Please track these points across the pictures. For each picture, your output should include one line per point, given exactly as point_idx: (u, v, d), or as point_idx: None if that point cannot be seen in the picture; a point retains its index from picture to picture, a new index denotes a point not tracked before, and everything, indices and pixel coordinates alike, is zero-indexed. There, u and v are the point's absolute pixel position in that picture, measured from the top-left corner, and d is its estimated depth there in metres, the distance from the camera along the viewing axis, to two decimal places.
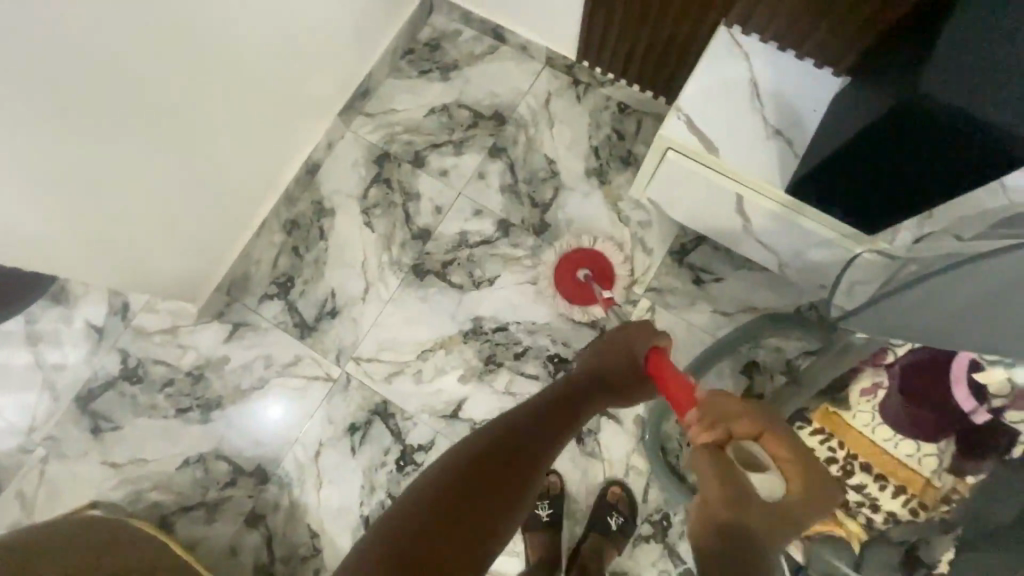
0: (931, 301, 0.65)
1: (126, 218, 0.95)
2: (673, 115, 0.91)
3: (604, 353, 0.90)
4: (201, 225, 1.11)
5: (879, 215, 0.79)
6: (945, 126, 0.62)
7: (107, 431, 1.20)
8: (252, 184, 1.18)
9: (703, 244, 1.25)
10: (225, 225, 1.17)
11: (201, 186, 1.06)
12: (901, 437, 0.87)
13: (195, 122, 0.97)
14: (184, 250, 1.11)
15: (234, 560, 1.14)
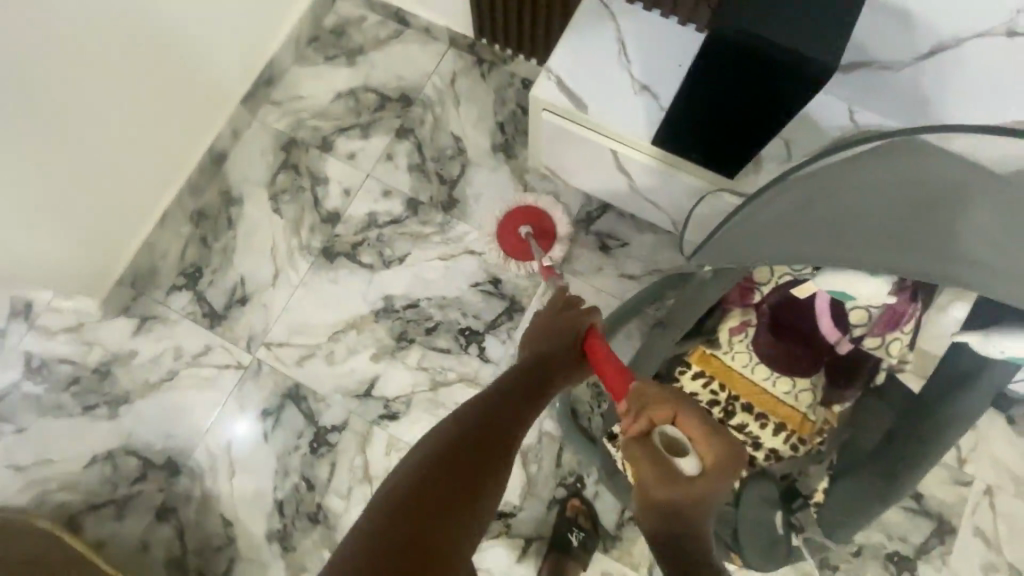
0: (777, 216, 0.63)
1: (29, 180, 0.95)
2: (543, 77, 0.93)
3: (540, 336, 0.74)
4: (92, 224, 1.10)
5: (734, 157, 0.82)
6: (758, 56, 0.64)
7: (10, 434, 1.17)
8: (145, 182, 1.17)
9: (609, 211, 1.27)
10: (120, 223, 1.16)
11: (83, 184, 1.04)
12: (777, 375, 0.88)
13: (113, 95, 1.01)
14: (75, 249, 1.09)
15: (146, 555, 1.12)
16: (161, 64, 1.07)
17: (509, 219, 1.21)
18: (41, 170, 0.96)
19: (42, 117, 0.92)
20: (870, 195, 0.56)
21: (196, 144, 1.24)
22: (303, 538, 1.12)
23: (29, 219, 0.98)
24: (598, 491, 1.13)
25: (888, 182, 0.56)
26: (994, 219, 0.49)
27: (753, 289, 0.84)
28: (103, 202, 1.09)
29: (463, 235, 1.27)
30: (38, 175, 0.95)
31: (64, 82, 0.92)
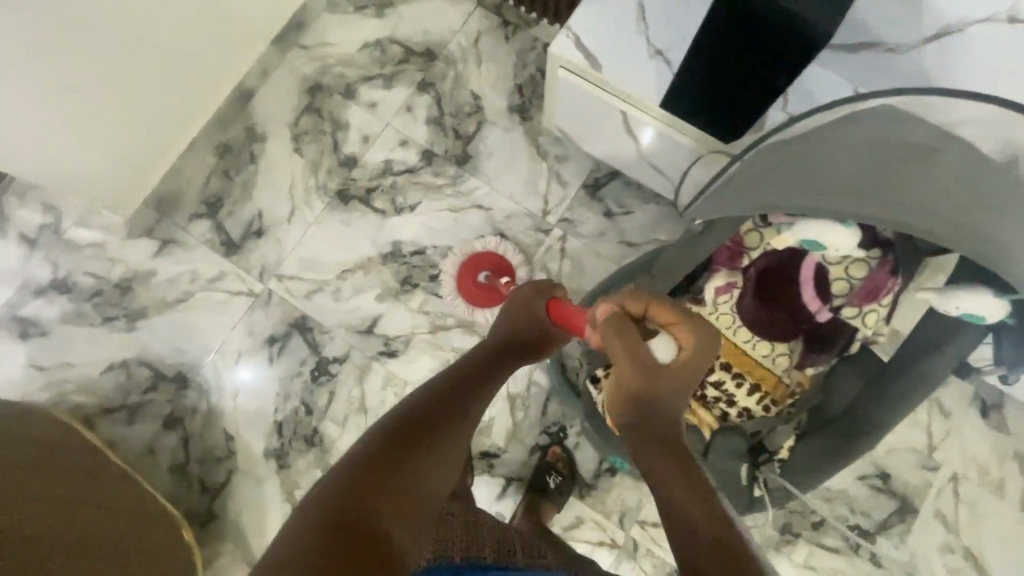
0: (771, 167, 0.70)
1: (72, 92, 1.00)
2: (561, 34, 0.96)
3: (508, 313, 0.84)
4: (128, 136, 1.15)
5: (735, 123, 0.86)
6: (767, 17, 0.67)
7: (35, 336, 1.25)
8: (178, 103, 1.21)
9: (616, 179, 1.31)
10: (152, 141, 1.21)
11: (124, 95, 1.09)
12: (757, 338, 0.92)
13: (154, 19, 1.06)
14: (110, 161, 1.14)
15: (152, 458, 1.20)
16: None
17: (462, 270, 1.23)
18: (84, 75, 1.00)
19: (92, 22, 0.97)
20: (851, 150, 0.64)
21: (226, 79, 1.29)
22: (299, 458, 1.19)
23: (68, 130, 1.04)
24: (580, 441, 1.18)
25: (875, 140, 0.63)
26: (952, 174, 0.59)
27: (742, 254, 0.88)
28: (138, 117, 1.14)
29: (474, 189, 1.31)
30: (82, 79, 1.00)
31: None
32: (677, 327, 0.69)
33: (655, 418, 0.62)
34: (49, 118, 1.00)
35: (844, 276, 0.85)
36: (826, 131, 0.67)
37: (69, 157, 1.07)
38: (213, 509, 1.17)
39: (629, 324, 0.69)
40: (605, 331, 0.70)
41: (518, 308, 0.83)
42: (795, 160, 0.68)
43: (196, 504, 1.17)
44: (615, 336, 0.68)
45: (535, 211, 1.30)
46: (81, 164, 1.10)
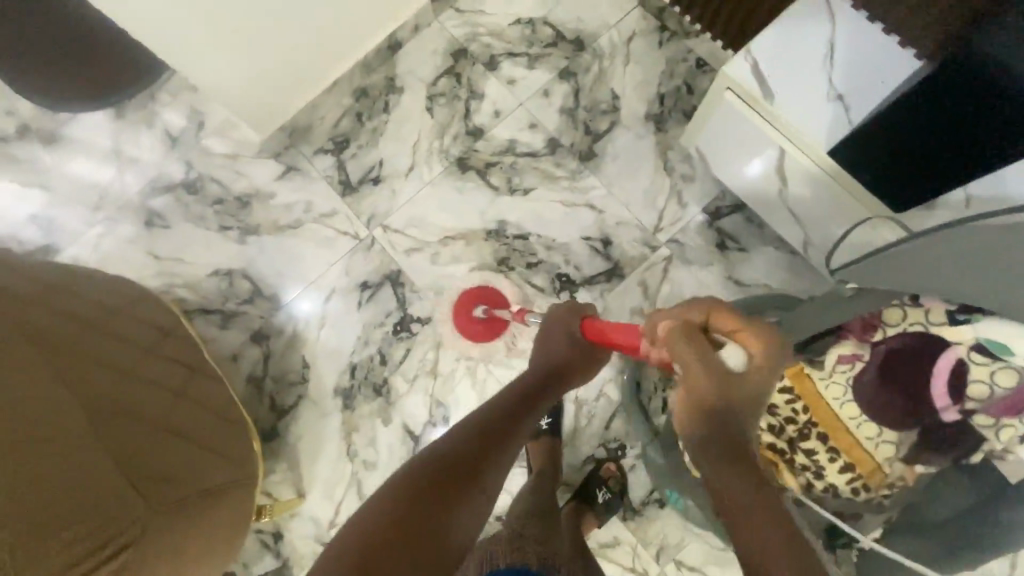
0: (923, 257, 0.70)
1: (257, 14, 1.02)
2: (740, 56, 0.92)
3: (546, 344, 0.92)
4: (275, 52, 1.13)
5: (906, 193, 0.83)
6: None
7: (159, 226, 1.35)
8: (327, 31, 1.20)
9: (739, 212, 1.26)
10: (291, 62, 1.19)
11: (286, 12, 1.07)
12: (865, 419, 0.87)
13: None
14: (251, 72, 1.13)
15: (234, 366, 1.27)
16: None
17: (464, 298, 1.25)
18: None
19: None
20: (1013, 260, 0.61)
21: (380, 26, 1.31)
22: (364, 403, 1.23)
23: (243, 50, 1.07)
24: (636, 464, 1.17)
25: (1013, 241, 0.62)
26: None
27: (877, 327, 0.84)
28: (289, 36, 1.13)
29: (591, 189, 1.30)
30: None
31: None
32: (744, 335, 0.64)
33: (730, 421, 0.59)
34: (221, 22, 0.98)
35: (987, 380, 0.78)
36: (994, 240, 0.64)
37: (222, 65, 1.06)
38: (277, 428, 1.23)
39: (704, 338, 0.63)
40: (670, 341, 0.65)
41: (556, 334, 0.92)
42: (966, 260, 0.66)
43: (264, 419, 1.24)
44: (685, 343, 0.63)
45: (647, 225, 1.27)
46: (233, 77, 1.11)
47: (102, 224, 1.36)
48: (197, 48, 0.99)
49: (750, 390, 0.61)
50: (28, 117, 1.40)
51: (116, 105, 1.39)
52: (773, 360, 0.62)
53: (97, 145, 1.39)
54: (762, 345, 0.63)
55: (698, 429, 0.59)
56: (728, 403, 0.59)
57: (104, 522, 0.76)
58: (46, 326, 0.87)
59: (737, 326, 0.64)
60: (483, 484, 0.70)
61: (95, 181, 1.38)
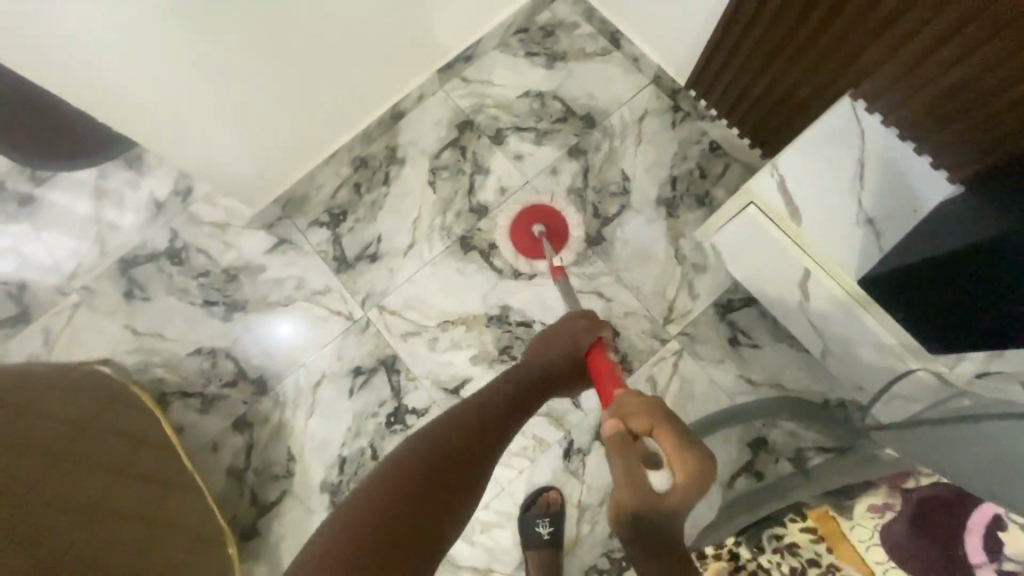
0: None
1: (250, 101, 0.98)
2: (766, 172, 0.87)
3: (545, 349, 0.88)
4: (269, 133, 1.07)
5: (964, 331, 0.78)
6: None
7: (138, 298, 1.27)
8: (326, 111, 1.15)
9: (752, 306, 1.21)
10: (290, 141, 1.14)
11: (287, 96, 1.03)
12: (893, 566, 0.82)
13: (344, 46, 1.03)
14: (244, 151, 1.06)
15: (213, 455, 1.18)
16: (395, 29, 1.08)
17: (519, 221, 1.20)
18: (262, 68, 0.94)
19: (297, 14, 0.91)
20: None
21: (384, 100, 1.26)
22: None
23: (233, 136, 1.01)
24: None
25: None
26: None
27: (909, 475, 0.81)
28: (287, 117, 1.07)
29: (599, 275, 1.24)
30: (262, 67, 0.94)
31: (312, 28, 0.95)
32: (675, 460, 0.63)
33: (647, 524, 0.61)
34: (215, 106, 0.93)
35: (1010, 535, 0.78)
36: None
37: (208, 141, 0.99)
38: (258, 525, 1.15)
39: (631, 449, 0.66)
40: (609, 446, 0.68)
41: (558, 343, 0.88)
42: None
43: (243, 515, 1.15)
44: (618, 455, 0.66)
45: (656, 316, 1.22)
46: (223, 158, 1.05)
47: (78, 293, 1.28)
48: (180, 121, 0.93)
49: (672, 515, 0.61)
50: (4, 175, 1.31)
51: (99, 167, 1.31)
52: (692, 488, 0.61)
53: (78, 207, 1.31)
54: (688, 475, 0.61)
55: (627, 526, 0.61)
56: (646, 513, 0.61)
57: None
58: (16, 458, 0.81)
59: (674, 451, 0.63)
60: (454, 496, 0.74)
61: (72, 246, 1.29)
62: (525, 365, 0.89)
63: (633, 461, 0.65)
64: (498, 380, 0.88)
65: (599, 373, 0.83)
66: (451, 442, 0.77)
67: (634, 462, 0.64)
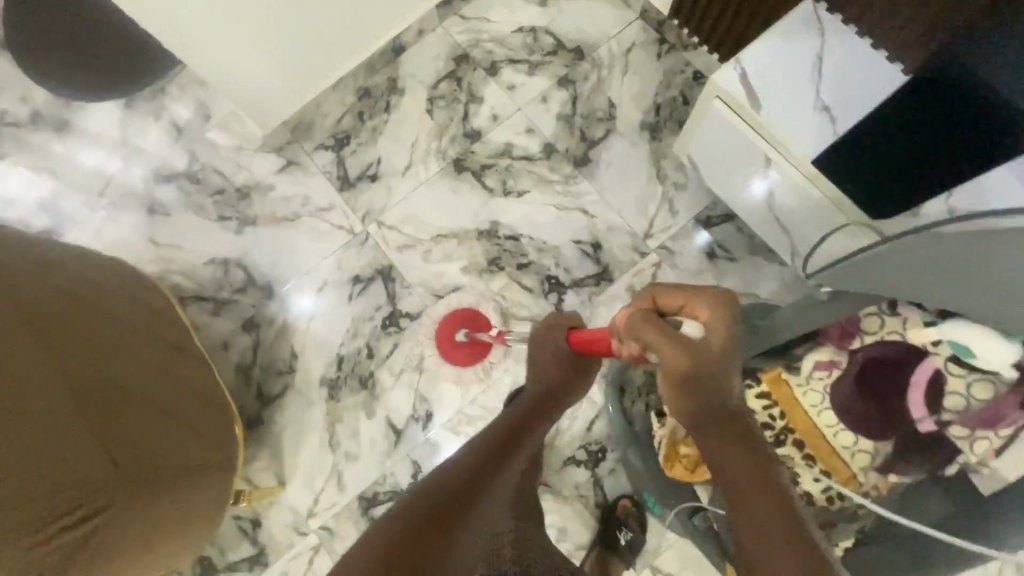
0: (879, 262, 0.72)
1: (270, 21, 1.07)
2: (730, 67, 0.93)
3: (539, 368, 0.91)
4: (284, 56, 1.18)
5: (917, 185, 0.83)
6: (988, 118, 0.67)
7: (160, 214, 1.38)
8: (340, 30, 1.23)
9: (729, 223, 1.27)
10: (305, 59, 1.23)
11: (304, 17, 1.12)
12: (843, 428, 0.87)
13: None
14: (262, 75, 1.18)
15: (223, 352, 1.28)
16: None
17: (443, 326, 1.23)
18: None
19: None
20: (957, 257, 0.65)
21: (387, 29, 1.34)
22: (349, 395, 1.24)
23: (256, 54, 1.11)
24: (615, 467, 1.18)
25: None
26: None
27: (855, 335, 0.85)
28: (299, 38, 1.16)
29: (584, 194, 1.31)
30: None
31: None
32: (694, 307, 0.67)
33: (701, 388, 0.62)
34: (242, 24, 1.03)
35: (963, 391, 0.79)
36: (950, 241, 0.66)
37: (236, 60, 1.10)
38: (262, 415, 1.25)
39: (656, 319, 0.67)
40: (632, 328, 0.67)
41: (548, 357, 0.91)
42: (935, 250, 0.67)
43: (249, 406, 1.25)
44: (642, 328, 0.66)
45: (637, 231, 1.29)
46: (246, 76, 1.15)
47: (106, 210, 1.39)
48: (203, 42, 1.03)
49: (721, 352, 0.63)
50: (40, 105, 1.43)
51: (126, 97, 1.43)
52: (721, 321, 0.65)
53: (108, 134, 1.43)
54: (711, 305, 0.66)
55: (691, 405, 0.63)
56: (702, 374, 0.62)
57: (115, 483, 0.82)
58: (62, 308, 0.91)
59: (687, 297, 0.68)
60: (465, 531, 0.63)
61: (101, 168, 1.41)
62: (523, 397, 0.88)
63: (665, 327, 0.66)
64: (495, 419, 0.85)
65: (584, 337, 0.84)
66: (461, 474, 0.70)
67: (662, 326, 0.66)
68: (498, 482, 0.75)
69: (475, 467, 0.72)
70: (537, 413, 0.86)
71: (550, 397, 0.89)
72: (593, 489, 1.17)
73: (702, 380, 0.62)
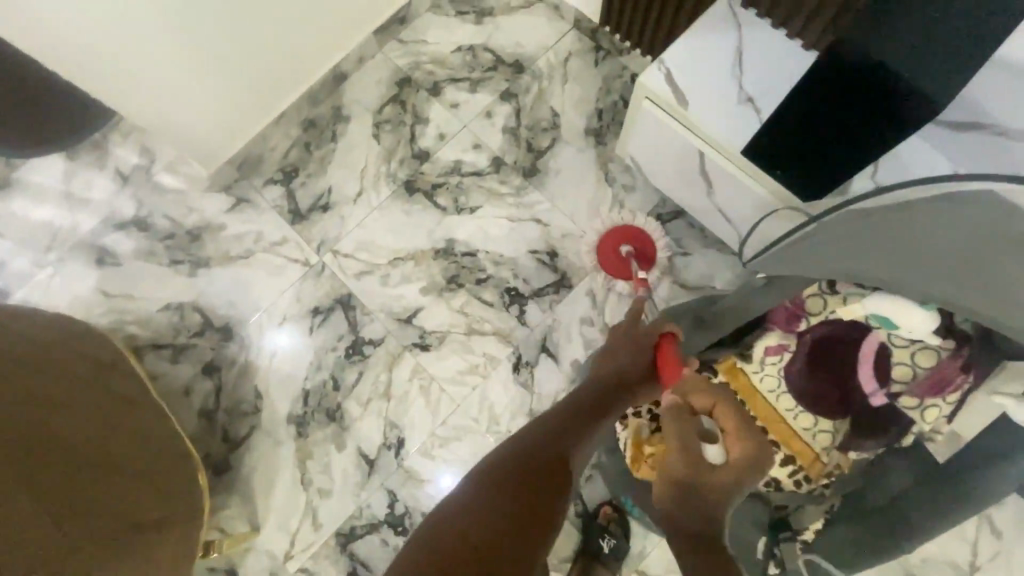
0: (844, 242, 0.70)
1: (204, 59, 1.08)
2: (654, 67, 0.96)
3: (618, 352, 0.87)
4: (223, 96, 1.18)
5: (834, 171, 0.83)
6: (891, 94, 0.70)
7: (109, 264, 1.35)
8: (278, 66, 1.24)
9: (680, 218, 1.29)
10: (246, 98, 1.23)
11: (239, 54, 1.13)
12: (801, 409, 0.87)
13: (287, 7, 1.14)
14: (199, 115, 1.17)
15: (185, 399, 1.25)
16: None
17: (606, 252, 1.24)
18: (214, 28, 1.05)
19: None
20: (942, 241, 0.61)
21: (327, 60, 1.35)
22: (318, 429, 1.22)
23: (194, 93, 1.11)
24: (591, 475, 1.17)
25: (990, 232, 0.57)
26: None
27: (801, 317, 0.86)
28: (236, 74, 1.17)
29: (536, 203, 1.32)
30: (212, 28, 1.04)
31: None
32: (732, 438, 0.67)
33: (697, 500, 0.64)
34: (178, 62, 1.04)
35: (909, 361, 0.81)
36: (922, 223, 0.63)
37: (173, 101, 1.10)
38: (230, 459, 1.22)
39: (690, 420, 0.69)
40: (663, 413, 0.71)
41: (629, 343, 0.87)
42: (894, 233, 0.65)
43: (216, 452, 1.22)
44: (673, 421, 0.69)
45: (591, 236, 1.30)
46: (185, 118, 1.15)
47: (53, 265, 1.36)
48: (136, 83, 1.03)
49: (719, 492, 0.64)
50: None
51: (68, 149, 1.40)
52: (746, 461, 0.65)
53: (50, 189, 1.40)
54: (747, 446, 0.66)
55: (674, 496, 0.65)
56: (698, 486, 0.64)
57: None
58: None
59: (734, 426, 0.68)
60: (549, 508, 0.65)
61: (45, 224, 1.38)
62: (602, 372, 0.85)
63: (690, 432, 0.67)
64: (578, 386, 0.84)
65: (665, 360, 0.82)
66: (545, 440, 0.72)
67: (689, 429, 0.67)
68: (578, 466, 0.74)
69: (557, 435, 0.74)
70: (615, 388, 0.82)
71: (636, 382, 0.83)
72: (572, 499, 1.16)
73: (696, 497, 0.64)
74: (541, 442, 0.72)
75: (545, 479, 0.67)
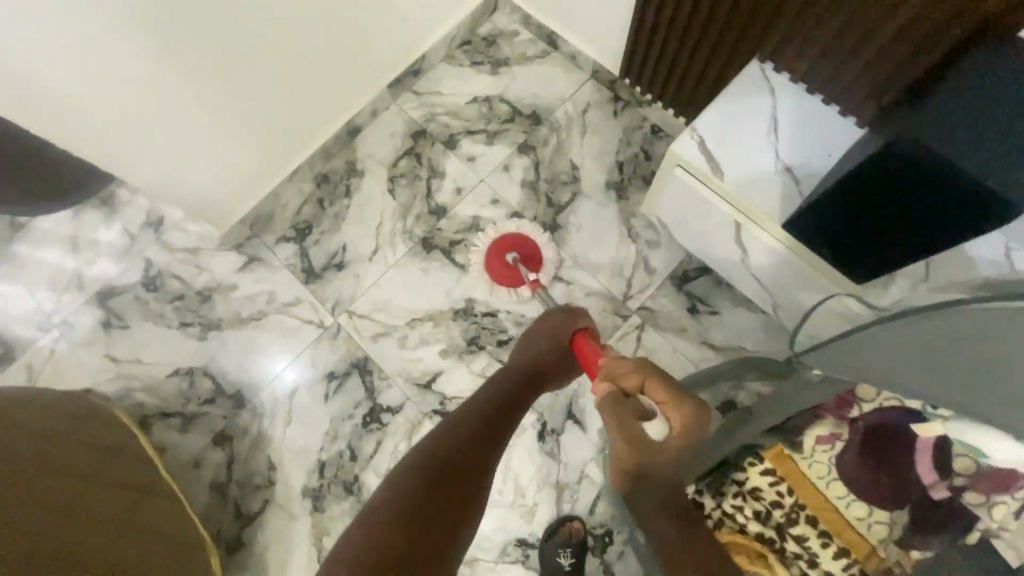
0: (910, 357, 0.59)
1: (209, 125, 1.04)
2: (685, 135, 0.93)
3: (534, 342, 0.98)
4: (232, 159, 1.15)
5: (884, 249, 0.79)
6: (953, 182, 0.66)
7: (116, 327, 1.31)
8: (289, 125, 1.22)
9: (707, 275, 1.25)
10: (256, 159, 1.20)
11: (247, 117, 1.11)
12: (854, 497, 0.85)
13: (295, 68, 1.12)
14: (208, 180, 1.14)
15: (195, 471, 1.20)
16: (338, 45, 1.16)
17: (493, 249, 1.24)
18: (219, 94, 1.02)
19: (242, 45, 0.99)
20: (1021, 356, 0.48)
21: (341, 115, 1.32)
22: (334, 503, 1.17)
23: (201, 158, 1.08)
24: (623, 550, 1.12)
25: None
26: None
27: (852, 403, 0.82)
28: (246, 137, 1.14)
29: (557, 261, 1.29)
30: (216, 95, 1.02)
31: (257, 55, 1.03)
32: (671, 411, 0.77)
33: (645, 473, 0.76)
34: (184, 131, 1.01)
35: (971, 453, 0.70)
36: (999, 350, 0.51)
37: (181, 169, 1.07)
38: (242, 537, 1.16)
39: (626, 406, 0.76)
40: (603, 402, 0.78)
41: (546, 335, 0.97)
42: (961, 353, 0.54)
43: (227, 528, 1.17)
44: (610, 407, 0.77)
45: (616, 294, 1.26)
46: (194, 184, 1.12)
47: (58, 328, 1.31)
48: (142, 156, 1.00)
49: (660, 458, 0.75)
50: None
51: (75, 207, 1.36)
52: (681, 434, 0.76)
53: (55, 248, 1.35)
54: (683, 415, 0.76)
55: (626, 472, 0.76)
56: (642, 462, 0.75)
57: None
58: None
59: (669, 399, 0.76)
60: (473, 494, 0.74)
61: (50, 285, 1.33)
62: (519, 361, 0.96)
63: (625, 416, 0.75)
64: (495, 376, 0.94)
65: (587, 354, 0.91)
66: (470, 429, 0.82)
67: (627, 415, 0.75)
68: (500, 452, 0.84)
69: (477, 425, 0.82)
70: (531, 381, 0.93)
71: (551, 373, 0.95)
72: None
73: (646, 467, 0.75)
74: (466, 438, 0.80)
75: (470, 474, 0.75)
